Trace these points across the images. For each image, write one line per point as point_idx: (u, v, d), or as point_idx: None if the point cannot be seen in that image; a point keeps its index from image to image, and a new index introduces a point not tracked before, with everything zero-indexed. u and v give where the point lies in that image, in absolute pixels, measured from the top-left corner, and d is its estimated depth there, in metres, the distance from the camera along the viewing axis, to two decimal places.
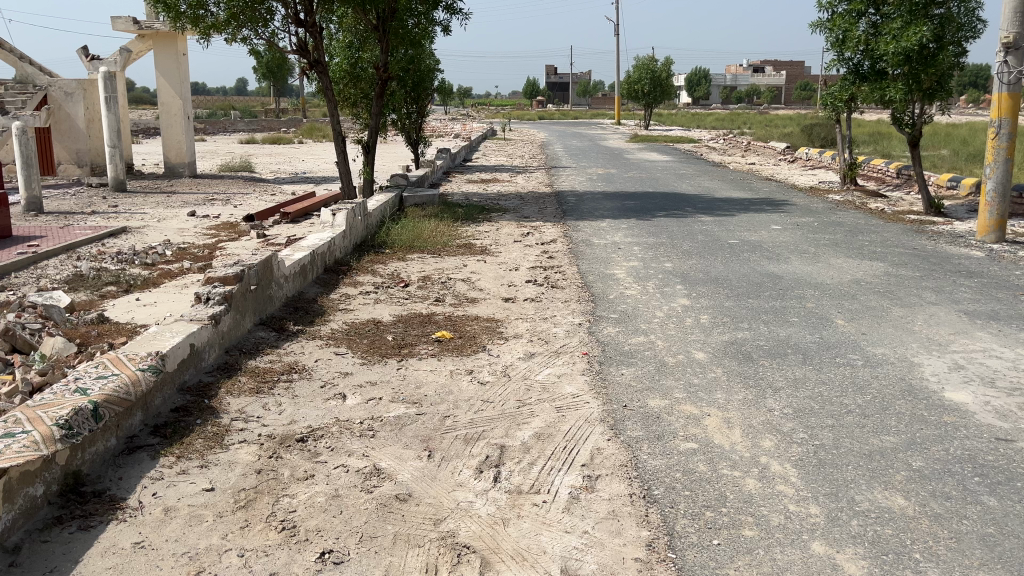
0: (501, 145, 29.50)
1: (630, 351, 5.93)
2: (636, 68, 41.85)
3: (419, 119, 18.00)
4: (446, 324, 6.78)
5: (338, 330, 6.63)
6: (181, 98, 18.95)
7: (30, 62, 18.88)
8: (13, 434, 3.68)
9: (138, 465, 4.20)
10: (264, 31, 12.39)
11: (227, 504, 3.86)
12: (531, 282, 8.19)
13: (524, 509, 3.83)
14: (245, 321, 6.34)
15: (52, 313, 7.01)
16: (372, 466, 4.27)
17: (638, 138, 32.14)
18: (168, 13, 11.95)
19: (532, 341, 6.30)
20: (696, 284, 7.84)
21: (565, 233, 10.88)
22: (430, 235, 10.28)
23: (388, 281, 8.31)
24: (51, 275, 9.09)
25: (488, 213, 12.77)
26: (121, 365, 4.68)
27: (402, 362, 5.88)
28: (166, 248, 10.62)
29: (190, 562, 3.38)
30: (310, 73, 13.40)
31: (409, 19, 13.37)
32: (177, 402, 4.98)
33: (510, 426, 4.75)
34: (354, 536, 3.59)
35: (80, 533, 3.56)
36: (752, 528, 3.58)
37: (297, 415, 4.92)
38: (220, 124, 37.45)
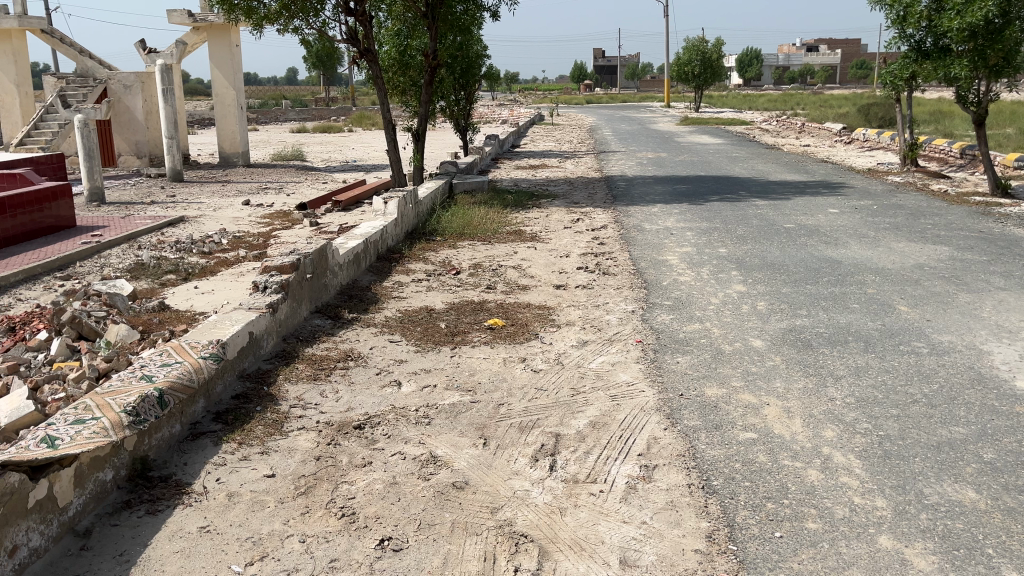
0: (549, 131, 29.34)
1: (685, 339, 5.86)
2: (686, 49, 41.10)
3: (467, 105, 17.99)
4: (497, 312, 6.78)
5: (392, 317, 6.69)
6: (234, 89, 19.26)
7: (90, 56, 19.37)
8: (84, 420, 3.79)
9: (202, 451, 4.29)
10: (315, 21, 12.52)
11: (288, 490, 3.92)
12: (583, 269, 8.13)
13: (581, 499, 3.81)
14: (301, 309, 6.44)
15: (115, 302, 7.22)
16: (429, 453, 4.30)
17: (688, 120, 31.67)
18: (222, 6, 12.11)
19: (584, 328, 6.26)
20: (751, 270, 7.70)
21: (616, 219, 10.79)
22: (480, 222, 10.28)
23: (439, 269, 8.34)
24: (114, 264, 9.35)
25: (537, 199, 12.72)
26: (183, 353, 4.79)
27: (456, 349, 5.90)
28: (223, 237, 10.82)
29: (253, 547, 3.44)
30: (360, 62, 13.48)
31: (458, 6, 13.35)
32: (237, 389, 5.09)
33: (565, 414, 4.73)
34: (412, 524, 3.62)
35: (148, 517, 3.66)
36: (816, 520, 3.50)
37: (354, 402, 4.98)
38: (272, 114, 38.01)
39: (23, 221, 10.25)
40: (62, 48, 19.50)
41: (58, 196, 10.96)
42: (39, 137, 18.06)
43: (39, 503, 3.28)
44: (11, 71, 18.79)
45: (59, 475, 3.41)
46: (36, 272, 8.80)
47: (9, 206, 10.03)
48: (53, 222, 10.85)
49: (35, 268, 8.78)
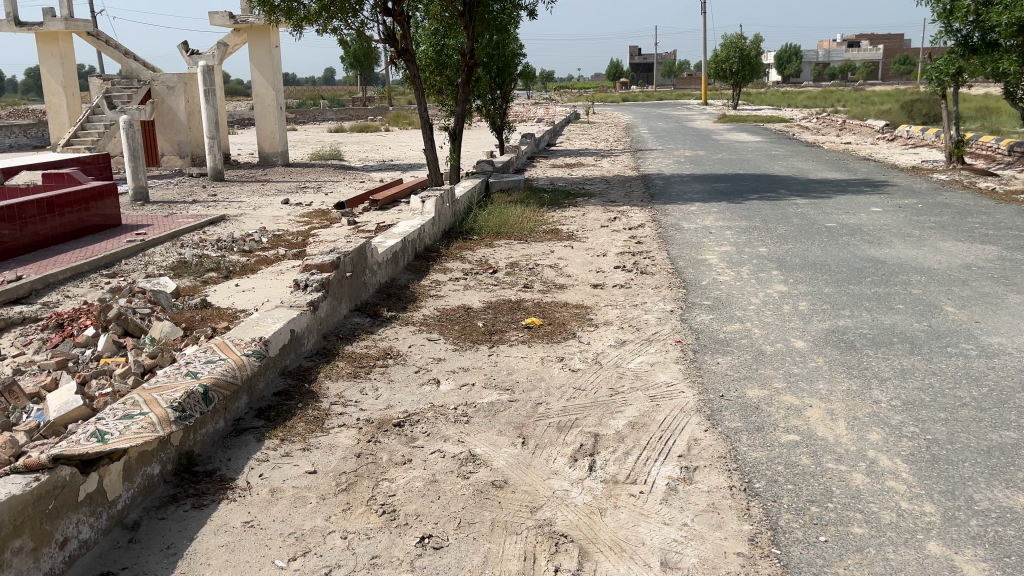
0: (586, 129, 29.24)
1: (725, 340, 5.80)
2: (724, 46, 40.64)
3: (504, 104, 17.99)
4: (535, 311, 6.77)
5: (430, 316, 6.73)
6: (273, 89, 19.49)
7: (134, 58, 19.76)
8: (132, 415, 3.87)
9: (245, 447, 4.36)
10: (354, 21, 12.62)
11: (329, 487, 3.96)
12: (620, 268, 8.09)
13: (621, 500, 3.79)
14: (341, 307, 6.50)
15: (159, 299, 7.36)
16: (468, 452, 4.31)
17: (726, 118, 31.32)
18: (263, 7, 12.27)
19: (623, 328, 6.23)
20: (792, 270, 7.59)
21: (654, 218, 10.71)
22: (516, 221, 10.27)
23: (476, 268, 8.36)
24: (158, 262, 9.54)
25: (574, 198, 12.70)
26: (227, 350, 4.86)
27: (494, 348, 5.91)
28: (263, 235, 10.97)
29: (296, 543, 3.48)
30: (398, 62, 13.55)
31: (495, 5, 13.38)
32: (279, 386, 5.16)
33: (604, 415, 4.71)
34: (452, 522, 3.63)
35: (194, 511, 3.72)
36: (862, 525, 3.44)
37: (394, 400, 5.02)
38: (310, 114, 38.43)
39: (71, 219, 10.49)
40: (107, 50, 19.91)
41: (104, 195, 11.20)
42: (86, 137, 18.49)
43: (89, 497, 3.36)
44: (58, 73, 19.24)
45: (109, 469, 3.49)
46: (84, 270, 9.00)
47: (57, 205, 10.28)
48: (100, 221, 11.09)
49: (83, 266, 8.99)
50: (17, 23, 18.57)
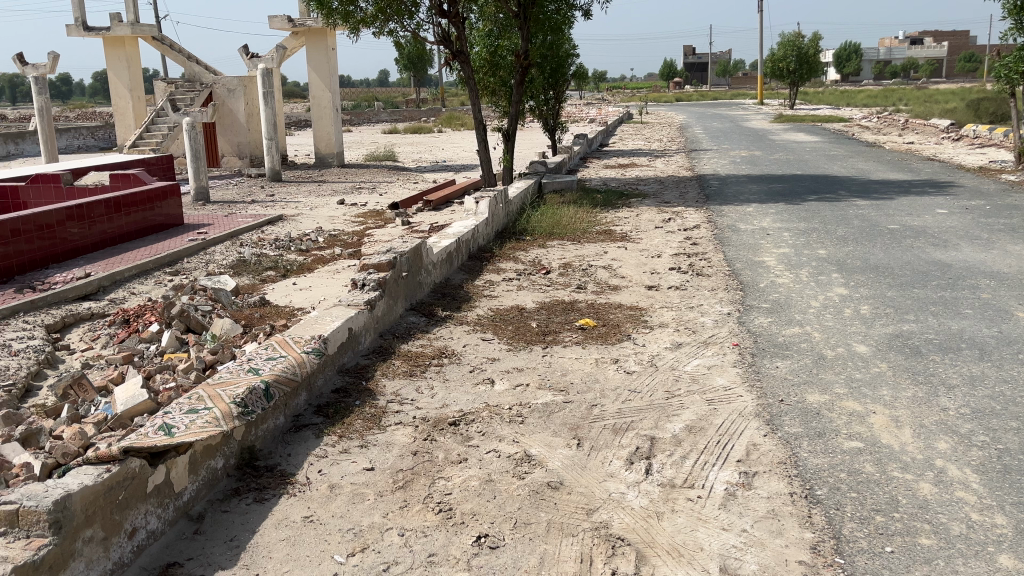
0: (639, 129, 29.01)
1: (784, 343, 5.69)
2: (781, 45, 39.94)
3: (556, 105, 17.97)
4: (589, 312, 6.74)
5: (484, 316, 6.75)
6: (330, 91, 19.79)
7: (197, 61, 20.28)
8: (197, 410, 3.97)
9: (304, 443, 4.43)
10: (410, 23, 12.76)
11: (386, 484, 4.01)
12: (676, 269, 8.01)
13: (678, 504, 3.75)
14: (397, 306, 6.58)
15: (220, 297, 7.54)
16: (523, 452, 4.31)
17: (783, 117, 30.74)
18: (321, 11, 12.47)
19: (678, 330, 6.17)
20: (854, 273, 7.41)
21: (709, 219, 10.58)
22: (570, 222, 10.24)
23: (530, 268, 8.36)
24: (218, 260, 9.76)
25: (627, 199, 12.61)
26: (287, 347, 4.96)
27: (548, 349, 5.90)
28: (319, 235, 11.15)
29: (355, 539, 3.53)
30: (452, 63, 13.65)
31: (550, 6, 13.39)
32: (337, 383, 5.24)
33: (660, 418, 4.67)
34: (508, 522, 3.63)
35: (256, 505, 3.80)
36: (930, 536, 3.34)
37: (449, 399, 5.05)
38: (365, 116, 38.93)
39: (136, 218, 10.81)
40: (171, 54, 20.47)
41: (167, 195, 11.52)
42: (150, 139, 19.05)
43: (157, 488, 3.46)
44: (125, 77, 19.86)
45: (175, 461, 3.59)
46: (148, 267, 9.26)
47: (123, 205, 10.60)
48: (163, 220, 11.41)
49: (148, 264, 9.25)
50: (86, 28, 19.21)
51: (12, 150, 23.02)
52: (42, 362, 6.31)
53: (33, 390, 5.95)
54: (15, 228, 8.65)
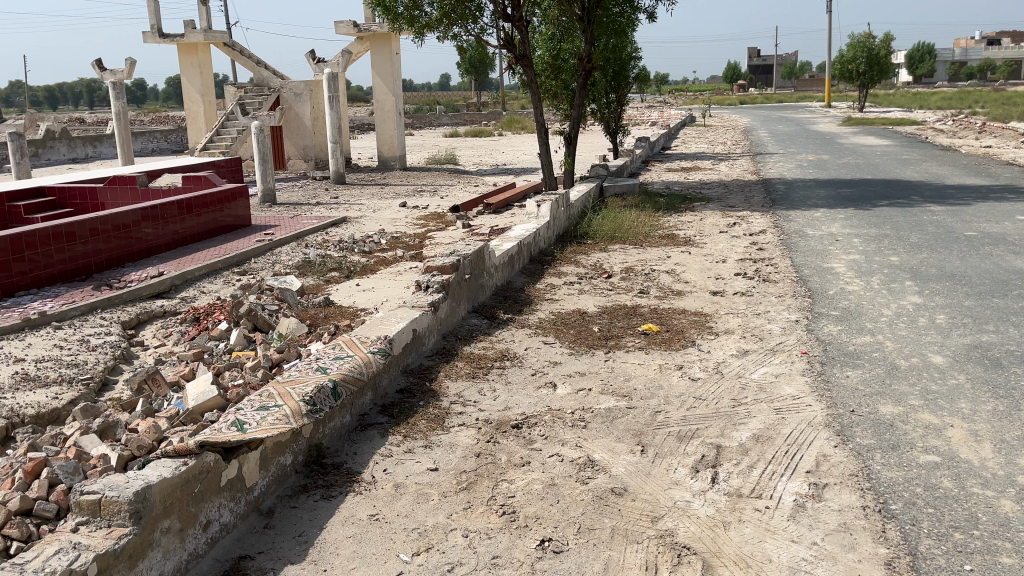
0: (702, 132, 28.63)
1: (855, 352, 5.54)
2: (850, 46, 38.96)
3: (618, 108, 17.86)
4: (652, 317, 6.68)
5: (546, 319, 6.75)
6: (393, 95, 20.06)
7: (265, 66, 20.79)
8: (268, 407, 4.06)
9: (370, 442, 4.50)
10: (474, 27, 12.84)
11: (450, 484, 4.03)
12: (741, 275, 7.87)
13: (746, 514, 3.68)
14: (460, 308, 6.63)
15: (286, 296, 7.71)
16: (586, 457, 4.29)
17: (851, 121, 29.92)
18: (387, 16, 12.65)
19: (744, 337, 6.06)
20: (928, 281, 7.18)
21: (775, 224, 10.38)
22: (632, 225, 10.16)
23: (591, 272, 8.32)
24: (285, 261, 9.98)
25: (690, 203, 12.46)
26: (354, 347, 5.04)
27: (610, 353, 5.87)
28: (382, 237, 11.30)
29: (419, 538, 3.56)
30: (515, 67, 13.68)
31: (615, 8, 13.31)
32: (401, 383, 5.31)
33: (726, 426, 4.59)
34: (572, 527, 3.62)
35: (323, 502, 3.87)
36: (1012, 555, 3.21)
37: (511, 402, 5.05)
38: (426, 119, 39.34)
39: (206, 219, 11.13)
40: (241, 59, 21.02)
41: (236, 197, 11.83)
42: (220, 142, 19.59)
43: (230, 482, 3.55)
44: (197, 82, 20.47)
45: (247, 457, 3.68)
46: (217, 267, 9.51)
47: (195, 206, 10.92)
48: (232, 222, 11.71)
49: (217, 263, 9.50)
50: (161, 35, 19.86)
51: (91, 153, 23.95)
52: (118, 358, 6.54)
53: (109, 384, 6.17)
54: (94, 228, 8.98)
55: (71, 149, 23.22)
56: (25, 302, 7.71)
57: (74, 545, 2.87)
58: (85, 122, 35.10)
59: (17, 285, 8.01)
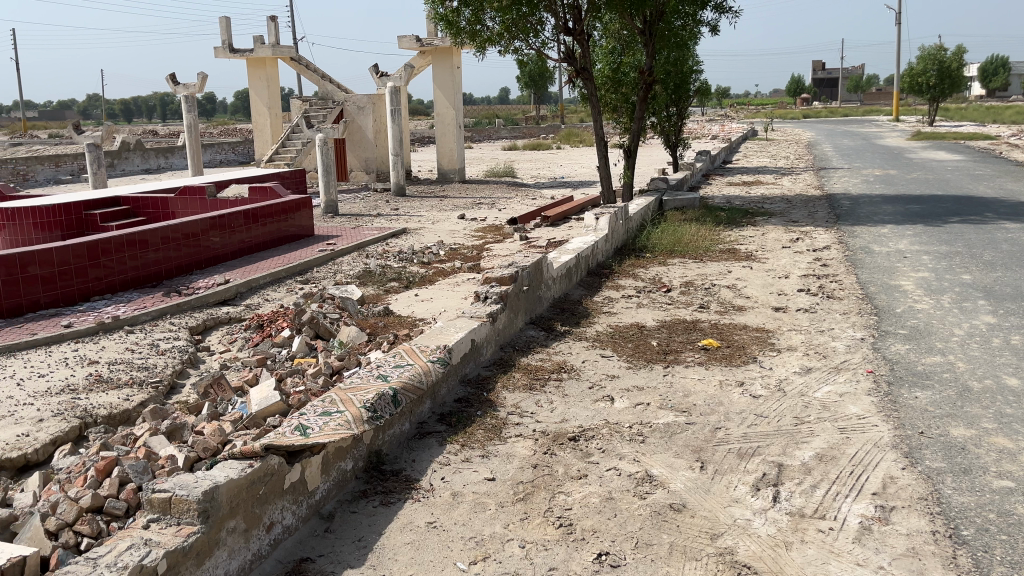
0: (765, 146, 28.25)
1: (924, 372, 5.38)
2: (921, 59, 38.00)
3: (679, 121, 17.73)
4: (712, 332, 6.60)
5: (604, 332, 6.72)
6: (454, 109, 20.29)
7: (330, 80, 21.26)
8: (330, 412, 4.14)
9: (429, 450, 4.54)
10: (535, 41, 12.92)
11: (508, 495, 4.04)
12: (804, 291, 7.73)
13: (809, 535, 3.60)
14: (517, 320, 6.66)
15: (347, 305, 7.85)
16: (645, 472, 4.25)
17: (921, 135, 29.10)
18: (449, 30, 12.85)
19: (808, 354, 5.94)
20: (1002, 300, 6.93)
21: (840, 239, 10.16)
22: (692, 239, 10.06)
23: (650, 286, 8.27)
24: (346, 270, 10.16)
25: (752, 217, 12.29)
26: (414, 356, 5.11)
27: (668, 368, 5.81)
28: (440, 248, 11.42)
29: (476, 547, 3.57)
30: (575, 80, 13.70)
31: (677, 21, 13.22)
32: (459, 393, 5.36)
33: (788, 444, 4.50)
34: (630, 542, 3.59)
35: (382, 507, 3.92)
36: None
37: (568, 414, 5.05)
38: (486, 133, 39.70)
39: (271, 229, 11.41)
40: (307, 73, 21.52)
41: (301, 207, 12.10)
42: (285, 154, 20.09)
43: (293, 485, 3.63)
44: (264, 95, 21.05)
45: (310, 461, 3.76)
46: (281, 276, 9.74)
47: (261, 216, 11.21)
48: (296, 232, 11.99)
49: (281, 272, 9.73)
50: (231, 50, 20.50)
51: (162, 164, 24.81)
52: (185, 362, 6.75)
53: (177, 387, 6.38)
54: (165, 236, 9.29)
55: (144, 160, 24.09)
56: (100, 306, 8.01)
57: (146, 540, 2.96)
58: (159, 134, 36.48)
59: (93, 290, 8.34)
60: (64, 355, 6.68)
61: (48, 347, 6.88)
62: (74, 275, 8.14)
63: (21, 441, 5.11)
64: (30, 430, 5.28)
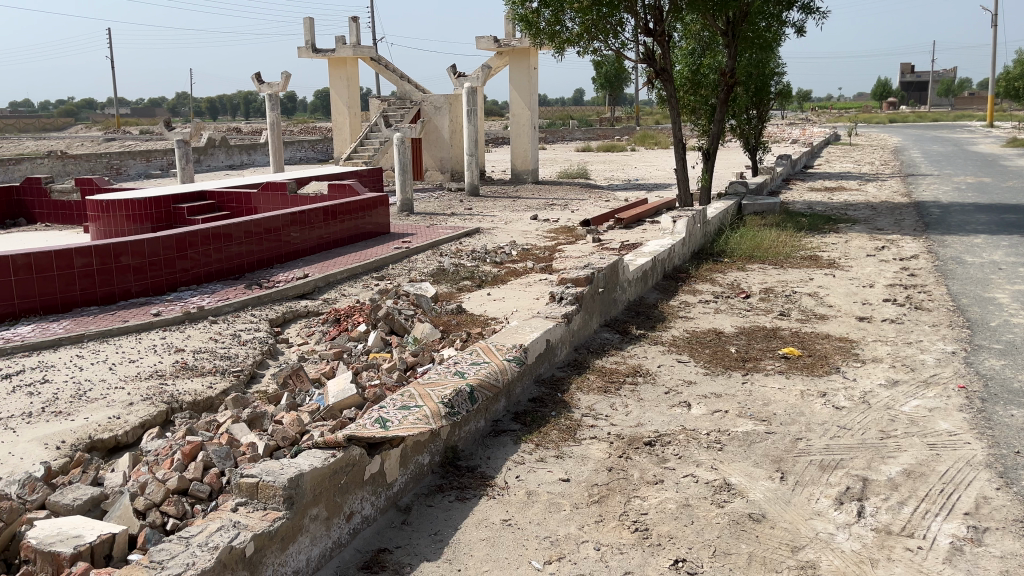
0: (850, 151, 27.47)
1: (1021, 390, 5.13)
2: (1018, 63, 36.36)
3: (759, 124, 17.36)
4: (793, 341, 6.43)
5: (680, 337, 6.63)
6: (530, 109, 20.34)
7: (408, 80, 21.57)
8: (409, 407, 4.20)
9: (503, 448, 4.57)
10: (614, 42, 12.85)
11: (583, 497, 4.03)
12: (890, 301, 7.46)
13: (896, 552, 3.48)
14: (592, 321, 6.63)
15: (421, 302, 7.94)
16: (723, 480, 4.17)
17: (1016, 142, 27.76)
18: (529, 31, 12.89)
19: (894, 367, 5.74)
20: None
21: (929, 249, 9.79)
22: (771, 245, 9.83)
23: (728, 291, 8.11)
24: (420, 268, 10.29)
25: (835, 223, 11.95)
26: (491, 354, 5.14)
27: (747, 376, 5.69)
28: (513, 249, 11.46)
29: (551, 547, 3.57)
30: (654, 81, 13.57)
31: (761, 22, 12.94)
32: (534, 393, 5.37)
33: (873, 458, 4.35)
34: (707, 550, 3.53)
35: (458, 503, 3.95)
36: None
37: (644, 419, 4.99)
38: (560, 134, 39.68)
39: (348, 226, 11.63)
40: (386, 72, 21.89)
41: (377, 205, 12.30)
42: (363, 153, 20.47)
43: (373, 477, 3.70)
44: (345, 95, 21.50)
45: (390, 453, 3.82)
46: (358, 272, 9.92)
47: (339, 213, 11.44)
48: (372, 228, 12.20)
49: (357, 268, 9.91)
50: (314, 50, 21.01)
51: (245, 160, 25.60)
52: (265, 353, 6.95)
53: (257, 376, 6.57)
54: (248, 230, 9.59)
55: (228, 156, 24.90)
56: (186, 297, 8.32)
57: (234, 522, 3.05)
58: (243, 131, 37.84)
59: (180, 281, 8.66)
60: (153, 343, 6.95)
61: (138, 334, 7.18)
62: (163, 266, 8.47)
63: (112, 423, 5.34)
64: (120, 413, 5.52)
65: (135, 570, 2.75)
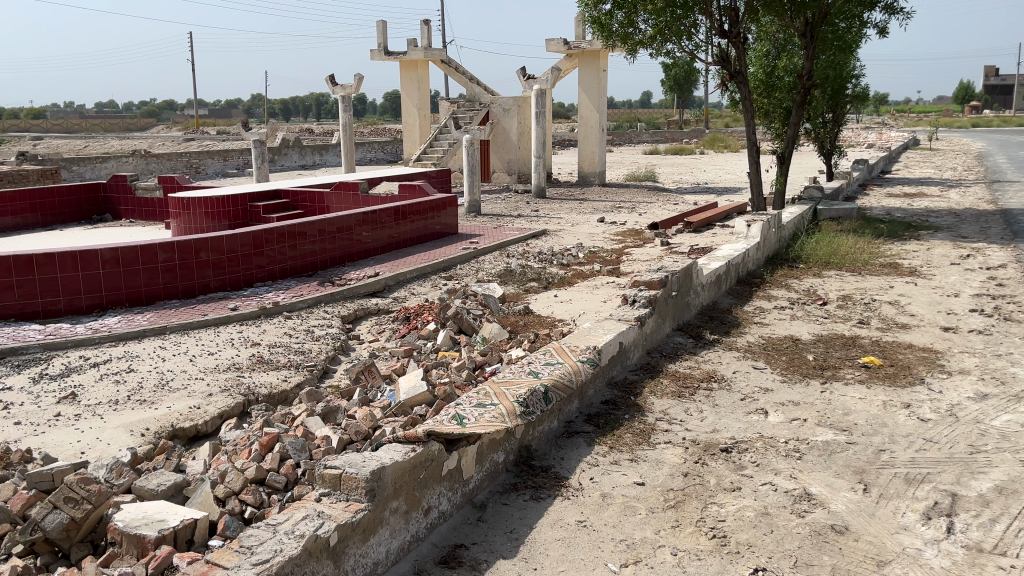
0: (930, 156, 26.57)
1: None
2: None
3: (835, 127, 16.96)
4: (873, 350, 6.26)
5: (755, 343, 6.50)
6: (598, 112, 20.29)
7: (477, 82, 21.74)
8: (485, 405, 4.23)
9: (576, 449, 4.55)
10: (688, 44, 12.71)
11: (658, 501, 3.99)
12: (977, 311, 7.19)
13: (988, 571, 3.35)
14: (665, 325, 6.57)
15: (489, 303, 7.97)
16: (803, 489, 4.08)
17: None
18: (601, 34, 12.85)
19: (982, 379, 5.52)
20: None
21: (1017, 258, 9.39)
22: (849, 251, 9.57)
23: (804, 298, 7.93)
24: (488, 268, 10.35)
25: (915, 230, 11.57)
26: (564, 355, 5.14)
27: (826, 385, 5.55)
28: (580, 251, 11.42)
29: (627, 551, 3.55)
30: (728, 83, 13.39)
31: (840, 23, 12.63)
32: (606, 395, 5.34)
33: (962, 473, 4.20)
34: (788, 559, 3.46)
35: (533, 502, 3.96)
36: None
37: (719, 425, 4.92)
38: (627, 136, 39.47)
39: (418, 226, 11.76)
40: (456, 74, 22.08)
41: (446, 206, 12.41)
42: (432, 154, 20.71)
43: (450, 472, 3.74)
44: (415, 97, 21.77)
45: (467, 450, 3.85)
46: (427, 271, 10.02)
47: (409, 213, 11.58)
48: (440, 229, 12.30)
49: (426, 268, 10.01)
50: (387, 53, 21.34)
51: (317, 160, 26.17)
52: (337, 348, 7.09)
53: (330, 371, 6.70)
54: (322, 229, 9.80)
55: (301, 156, 25.50)
56: (262, 293, 8.54)
57: (318, 512, 3.11)
58: (315, 131, 38.71)
59: (256, 276, 8.90)
60: (231, 336, 7.16)
61: (217, 327, 7.40)
62: (241, 262, 8.71)
63: (192, 413, 5.52)
64: (201, 403, 5.70)
65: (226, 554, 2.82)
